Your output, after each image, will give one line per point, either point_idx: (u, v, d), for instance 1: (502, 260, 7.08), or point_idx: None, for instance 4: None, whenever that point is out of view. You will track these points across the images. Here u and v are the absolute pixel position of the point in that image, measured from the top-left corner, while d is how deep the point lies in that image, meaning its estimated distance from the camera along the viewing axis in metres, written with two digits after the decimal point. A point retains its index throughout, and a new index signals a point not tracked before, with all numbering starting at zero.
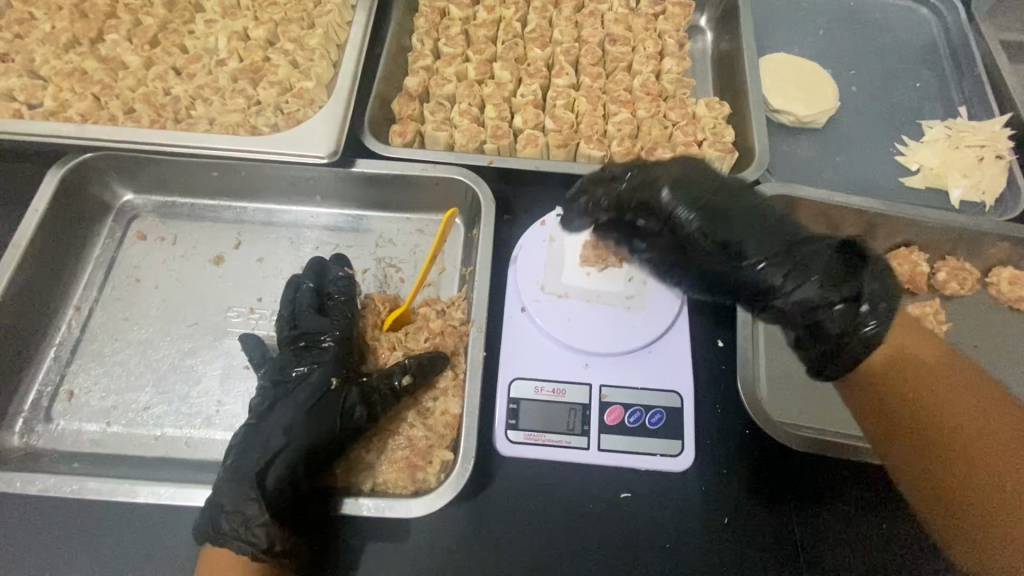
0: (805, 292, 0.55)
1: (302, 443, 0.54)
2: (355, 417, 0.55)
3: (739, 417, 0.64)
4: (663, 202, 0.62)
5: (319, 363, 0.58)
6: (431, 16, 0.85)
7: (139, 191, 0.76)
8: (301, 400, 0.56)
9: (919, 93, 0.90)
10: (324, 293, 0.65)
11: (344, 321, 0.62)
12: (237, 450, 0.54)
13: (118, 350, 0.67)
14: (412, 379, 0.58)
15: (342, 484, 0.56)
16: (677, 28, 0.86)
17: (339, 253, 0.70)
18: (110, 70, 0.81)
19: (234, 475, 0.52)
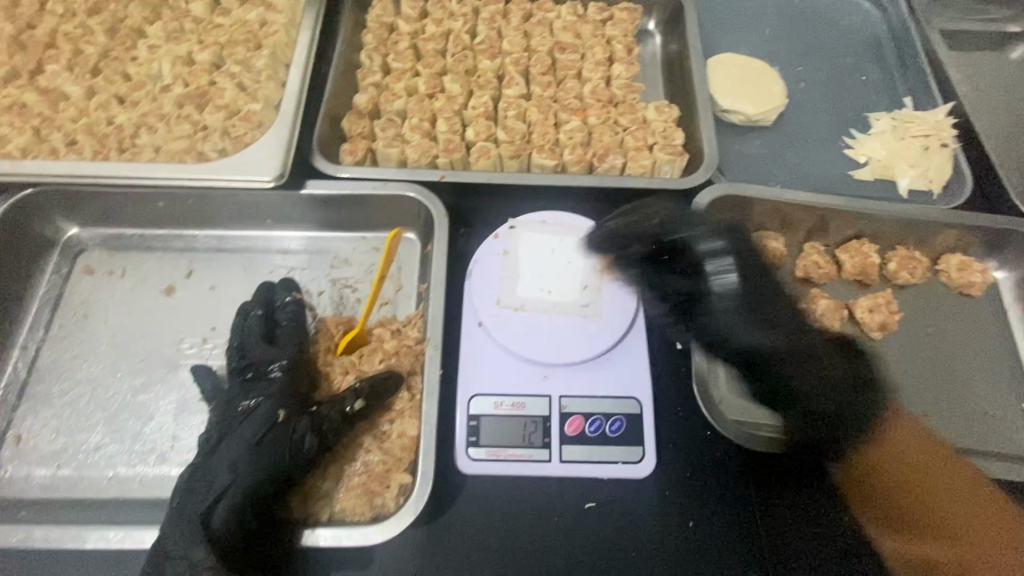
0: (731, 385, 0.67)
1: (250, 480, 0.52)
2: (304, 448, 0.54)
3: (697, 420, 0.64)
4: (705, 250, 0.65)
5: (266, 396, 0.58)
6: (379, 31, 0.85)
7: (85, 224, 0.74)
8: (248, 434, 0.55)
9: (866, 85, 0.91)
10: (273, 320, 0.64)
11: (294, 350, 0.62)
12: (182, 494, 0.53)
13: (67, 390, 0.65)
14: (364, 403, 0.57)
15: (298, 516, 0.55)
16: (626, 33, 0.87)
17: (287, 278, 0.69)
18: (51, 102, 0.79)
19: (178, 519, 0.51)
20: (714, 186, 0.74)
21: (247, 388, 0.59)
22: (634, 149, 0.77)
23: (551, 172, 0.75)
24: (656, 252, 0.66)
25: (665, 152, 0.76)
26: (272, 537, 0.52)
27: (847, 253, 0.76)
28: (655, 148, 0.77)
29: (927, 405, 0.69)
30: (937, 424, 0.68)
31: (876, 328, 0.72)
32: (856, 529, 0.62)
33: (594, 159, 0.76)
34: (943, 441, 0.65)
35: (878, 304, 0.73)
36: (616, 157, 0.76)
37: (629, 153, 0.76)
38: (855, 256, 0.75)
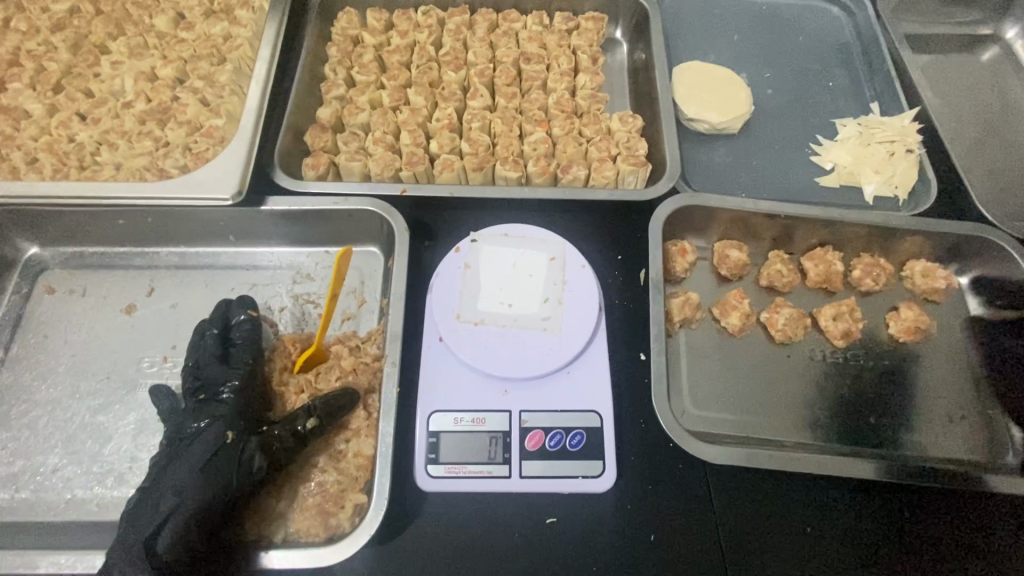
0: (707, 408, 0.68)
1: (194, 503, 0.52)
2: (254, 469, 0.54)
3: (661, 431, 0.64)
4: (875, 229, 0.75)
5: (215, 418, 0.58)
6: (344, 44, 0.85)
7: (46, 243, 0.74)
8: (194, 457, 0.55)
9: (833, 91, 0.92)
10: (229, 340, 0.65)
11: (247, 370, 0.62)
12: (129, 517, 0.53)
13: (26, 413, 0.65)
14: (317, 422, 0.58)
15: (253, 537, 0.55)
16: (591, 42, 0.87)
17: (245, 296, 0.69)
18: (12, 120, 0.79)
19: (124, 545, 0.51)
20: (677, 196, 0.74)
21: (199, 408, 0.60)
22: (597, 160, 0.77)
23: (515, 184, 0.75)
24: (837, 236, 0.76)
25: (628, 163, 0.75)
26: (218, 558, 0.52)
27: (811, 261, 0.76)
28: (618, 159, 0.76)
29: (890, 413, 0.69)
30: (904, 434, 0.67)
31: (840, 336, 0.72)
32: (835, 541, 0.60)
33: (558, 170, 0.76)
34: (898, 450, 0.67)
35: (842, 311, 0.73)
36: (580, 168, 0.76)
37: (592, 164, 0.77)
38: (819, 264, 0.75)
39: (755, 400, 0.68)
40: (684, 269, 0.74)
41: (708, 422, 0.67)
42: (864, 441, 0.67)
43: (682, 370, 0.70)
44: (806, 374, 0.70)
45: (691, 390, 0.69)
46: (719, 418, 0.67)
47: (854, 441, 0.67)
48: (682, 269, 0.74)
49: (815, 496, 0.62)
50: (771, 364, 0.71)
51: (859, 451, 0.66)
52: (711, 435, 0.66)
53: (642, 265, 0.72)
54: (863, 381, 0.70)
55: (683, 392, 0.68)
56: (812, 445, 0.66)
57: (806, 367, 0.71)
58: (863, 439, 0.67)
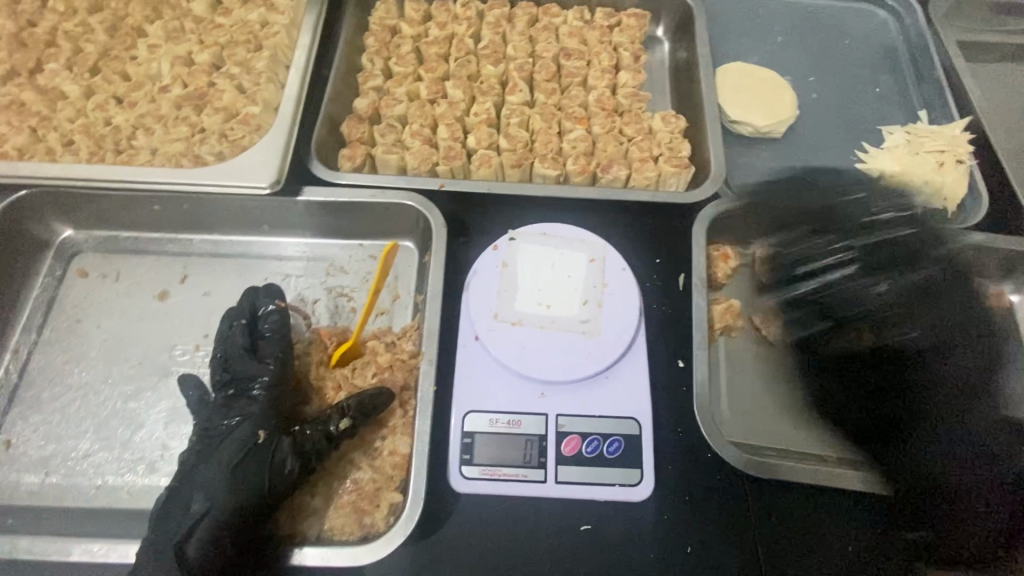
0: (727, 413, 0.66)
1: (227, 503, 0.52)
2: (285, 469, 0.54)
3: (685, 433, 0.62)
4: (919, 235, 0.73)
5: (245, 416, 0.58)
6: (382, 34, 0.84)
7: (80, 226, 0.74)
8: (226, 455, 0.55)
9: (879, 98, 0.89)
10: (258, 333, 0.64)
11: (277, 365, 0.61)
12: (161, 514, 0.53)
13: (58, 396, 0.64)
14: (351, 423, 0.57)
15: (286, 534, 0.55)
16: (633, 40, 0.85)
17: (272, 285, 0.67)
18: (49, 101, 0.79)
19: (157, 542, 0.51)
20: (720, 201, 0.72)
21: (230, 405, 0.59)
22: (638, 160, 0.75)
23: (554, 182, 0.74)
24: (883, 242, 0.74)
25: (671, 164, 0.73)
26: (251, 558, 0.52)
27: None
28: (660, 160, 0.74)
29: None
30: None
31: None
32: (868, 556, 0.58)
33: (598, 169, 0.75)
34: None
35: None
36: (620, 168, 0.74)
37: (633, 164, 0.75)
38: None
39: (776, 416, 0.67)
40: (725, 274, 0.72)
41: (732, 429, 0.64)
42: None
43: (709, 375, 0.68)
44: None
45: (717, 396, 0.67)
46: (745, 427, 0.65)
47: None
48: (723, 274, 0.72)
49: (852, 511, 0.60)
50: (811, 375, 0.70)
51: None
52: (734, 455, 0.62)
53: (682, 269, 0.70)
54: None
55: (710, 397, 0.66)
56: (849, 460, 0.65)
57: None
58: None
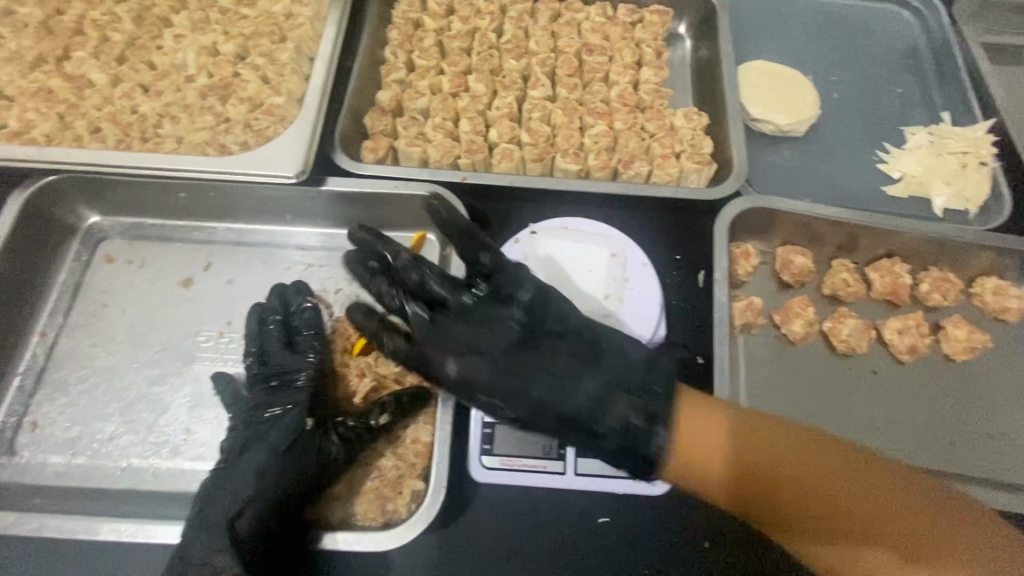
0: (599, 390, 0.56)
1: (277, 488, 0.54)
2: (333, 457, 0.56)
3: (532, 413, 0.56)
4: (943, 237, 0.72)
5: (292, 405, 0.59)
6: (405, 28, 0.84)
7: (106, 213, 0.75)
8: (275, 441, 0.56)
9: (901, 98, 0.89)
10: (291, 328, 0.65)
11: (316, 356, 0.63)
12: (206, 496, 0.54)
13: (84, 379, 0.65)
14: (390, 418, 0.58)
15: (323, 521, 0.56)
16: (655, 36, 0.85)
17: (301, 281, 0.68)
18: (76, 89, 0.79)
19: (203, 523, 0.52)
20: (740, 199, 0.72)
21: (271, 396, 0.60)
22: (660, 156, 0.75)
23: (575, 177, 0.74)
24: (903, 244, 0.73)
25: (693, 161, 0.74)
26: (295, 542, 0.54)
27: (877, 272, 0.73)
28: (682, 156, 0.74)
29: (956, 433, 0.66)
30: (966, 453, 0.65)
31: (905, 351, 0.70)
32: None
33: (619, 165, 0.75)
34: (961, 470, 0.64)
35: (908, 325, 0.71)
36: (642, 164, 0.74)
37: (654, 160, 0.75)
38: (886, 275, 0.73)
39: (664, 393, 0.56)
40: (746, 272, 0.72)
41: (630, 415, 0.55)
42: (925, 459, 0.65)
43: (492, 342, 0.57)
44: (866, 386, 0.68)
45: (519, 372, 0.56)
46: (641, 415, 0.55)
47: (913, 457, 0.64)
48: (744, 272, 0.72)
49: None
50: (833, 374, 0.69)
51: (921, 468, 0.64)
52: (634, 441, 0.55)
53: (702, 266, 0.70)
54: (922, 399, 0.68)
55: (491, 371, 0.56)
56: None
57: (867, 380, 0.69)
58: (924, 456, 0.65)
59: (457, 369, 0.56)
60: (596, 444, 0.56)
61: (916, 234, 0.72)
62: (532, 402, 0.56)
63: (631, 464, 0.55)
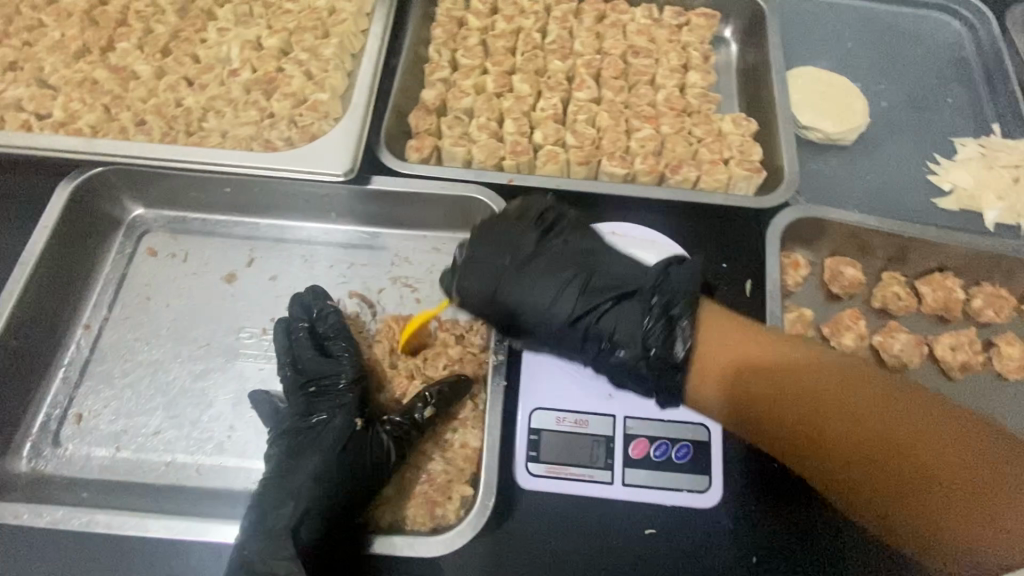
0: (605, 297, 0.62)
1: (335, 492, 0.54)
2: (387, 455, 0.56)
3: (549, 322, 0.62)
4: (999, 253, 0.70)
5: (339, 408, 0.59)
6: (449, 26, 0.83)
7: (149, 206, 0.75)
8: (327, 446, 0.56)
9: (951, 108, 0.87)
10: (320, 335, 0.64)
11: (350, 359, 0.62)
12: (263, 504, 0.54)
13: (129, 372, 0.65)
14: (435, 411, 0.58)
15: (376, 523, 0.56)
16: (702, 40, 0.84)
17: (317, 286, 0.67)
18: (121, 80, 0.79)
19: (266, 531, 0.52)
20: (791, 208, 0.70)
21: (313, 403, 0.60)
22: (709, 162, 0.74)
23: (621, 180, 0.73)
24: (957, 259, 0.72)
25: (742, 168, 0.72)
26: (357, 545, 0.54)
27: (928, 286, 0.72)
28: (731, 163, 0.73)
29: None
30: None
31: (957, 367, 0.68)
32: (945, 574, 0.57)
33: (667, 169, 0.74)
34: None
35: (960, 342, 0.69)
36: (690, 170, 0.73)
37: (703, 166, 0.74)
38: (938, 290, 0.72)
39: (672, 294, 0.60)
40: (795, 282, 0.72)
41: (640, 318, 0.60)
42: None
43: (510, 257, 0.64)
44: None
45: (536, 284, 0.63)
46: (652, 316, 0.59)
47: None
48: (792, 283, 0.71)
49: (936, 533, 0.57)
50: None
51: None
52: (646, 343, 0.59)
53: (750, 276, 0.69)
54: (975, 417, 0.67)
55: (510, 283, 0.63)
56: None
57: None
58: None
59: (482, 287, 0.63)
60: (613, 356, 0.61)
61: (972, 249, 0.70)
62: (554, 311, 0.62)
63: (654, 370, 0.58)
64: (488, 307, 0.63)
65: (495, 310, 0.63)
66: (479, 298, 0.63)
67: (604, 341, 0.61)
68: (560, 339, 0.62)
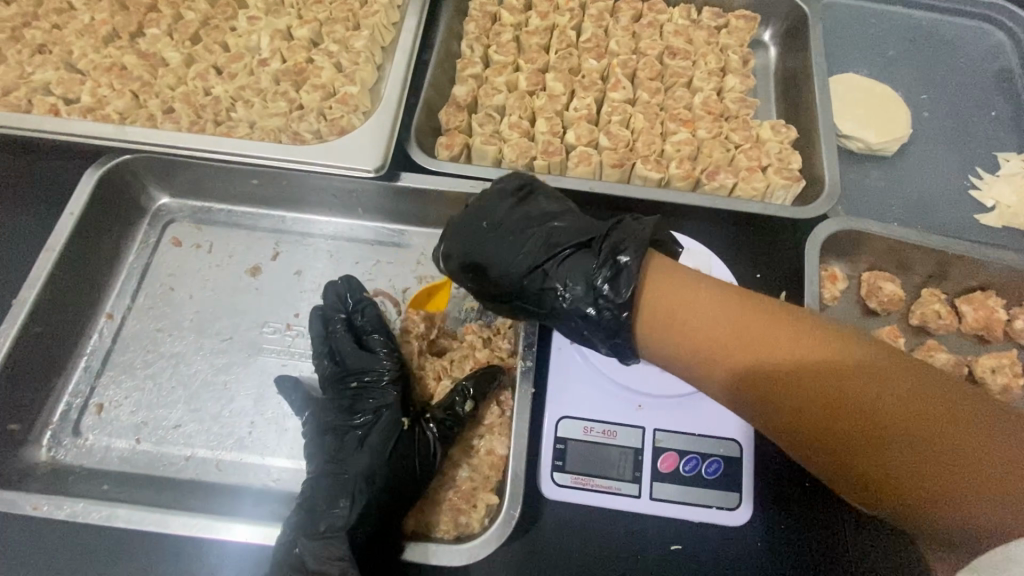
0: (564, 246, 0.55)
1: (386, 491, 0.54)
2: (432, 454, 0.56)
3: (510, 277, 0.56)
4: None
5: (384, 407, 0.58)
6: (482, 20, 0.81)
7: (175, 195, 0.74)
8: (376, 446, 0.55)
9: (995, 121, 0.84)
10: (356, 327, 0.63)
11: (391, 356, 0.61)
12: (314, 508, 0.53)
13: (150, 363, 0.64)
14: (474, 405, 0.58)
15: (415, 528, 0.56)
16: (741, 43, 0.81)
17: (351, 276, 0.66)
18: (150, 67, 0.78)
19: (321, 534, 0.52)
20: (830, 220, 0.68)
21: (354, 397, 0.59)
22: (746, 169, 0.72)
23: (655, 185, 0.71)
24: (1001, 279, 0.69)
25: (781, 176, 0.70)
26: (401, 549, 0.53)
27: (970, 304, 0.69)
28: (769, 170, 0.71)
29: None
30: None
31: (998, 391, 0.66)
32: None
33: (702, 175, 0.72)
34: None
35: (1002, 364, 0.67)
36: (727, 176, 0.71)
37: (740, 172, 0.72)
38: (979, 308, 0.69)
39: (626, 236, 0.53)
40: (832, 296, 0.70)
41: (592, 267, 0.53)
42: None
43: (484, 219, 0.59)
44: None
45: (497, 241, 0.58)
46: (602, 262, 0.53)
47: None
48: (830, 297, 0.69)
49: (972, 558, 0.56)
50: None
51: None
52: (595, 286, 0.52)
53: (785, 287, 0.69)
54: None
55: (474, 242, 0.58)
56: None
57: None
58: None
59: (450, 250, 0.59)
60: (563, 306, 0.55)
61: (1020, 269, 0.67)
62: (513, 266, 0.56)
63: (602, 318, 0.52)
64: (458, 270, 0.59)
65: (463, 271, 0.59)
66: (451, 261, 0.59)
67: (556, 295, 0.55)
68: (519, 292, 0.57)
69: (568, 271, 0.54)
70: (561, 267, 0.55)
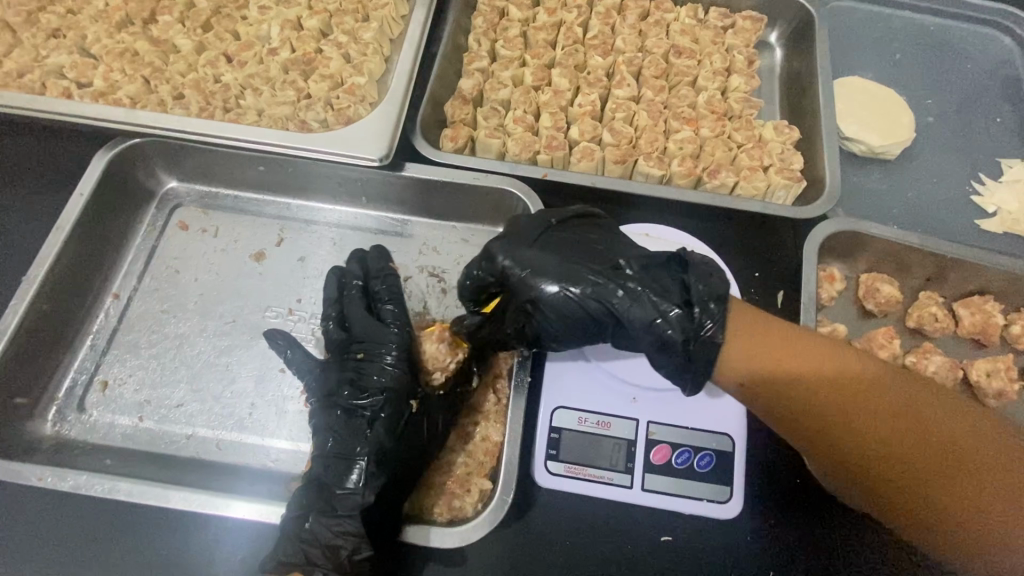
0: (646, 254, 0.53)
1: (390, 470, 0.55)
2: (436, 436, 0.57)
3: (576, 269, 0.52)
4: None
5: (389, 389, 0.56)
6: (490, 15, 0.82)
7: (183, 179, 0.75)
8: (383, 425, 0.55)
9: (1000, 128, 0.84)
10: (371, 293, 0.63)
11: (400, 331, 0.60)
12: (327, 486, 0.53)
13: (154, 343, 0.66)
14: (479, 380, 0.62)
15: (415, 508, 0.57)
16: (747, 43, 0.82)
17: (382, 246, 0.67)
18: (161, 53, 0.80)
19: (332, 511, 0.52)
20: (830, 221, 0.68)
21: (356, 365, 0.58)
22: (748, 168, 0.72)
23: (656, 181, 0.72)
24: (1000, 284, 0.69)
25: (782, 176, 0.71)
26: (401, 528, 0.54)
27: (966, 309, 0.70)
28: (771, 171, 0.72)
29: None
30: None
31: (991, 395, 0.66)
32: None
33: (704, 173, 0.72)
34: None
35: (997, 368, 0.67)
36: (728, 175, 0.72)
37: (741, 171, 0.72)
38: (977, 313, 0.69)
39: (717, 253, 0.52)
40: (830, 296, 0.70)
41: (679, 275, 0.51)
42: None
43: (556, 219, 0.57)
44: None
45: (572, 242, 0.55)
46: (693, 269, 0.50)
47: None
48: (827, 298, 0.70)
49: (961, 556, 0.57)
50: None
51: None
52: (688, 292, 0.49)
53: (783, 286, 0.70)
54: None
55: (546, 240, 0.55)
56: None
57: None
58: None
59: (513, 245, 0.55)
60: (643, 310, 0.50)
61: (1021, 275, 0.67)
62: (585, 262, 0.53)
63: (700, 322, 0.48)
64: (517, 266, 0.54)
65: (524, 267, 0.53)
66: (512, 254, 0.54)
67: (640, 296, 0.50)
68: (597, 293, 0.51)
69: (653, 276, 0.51)
70: (647, 272, 0.51)
